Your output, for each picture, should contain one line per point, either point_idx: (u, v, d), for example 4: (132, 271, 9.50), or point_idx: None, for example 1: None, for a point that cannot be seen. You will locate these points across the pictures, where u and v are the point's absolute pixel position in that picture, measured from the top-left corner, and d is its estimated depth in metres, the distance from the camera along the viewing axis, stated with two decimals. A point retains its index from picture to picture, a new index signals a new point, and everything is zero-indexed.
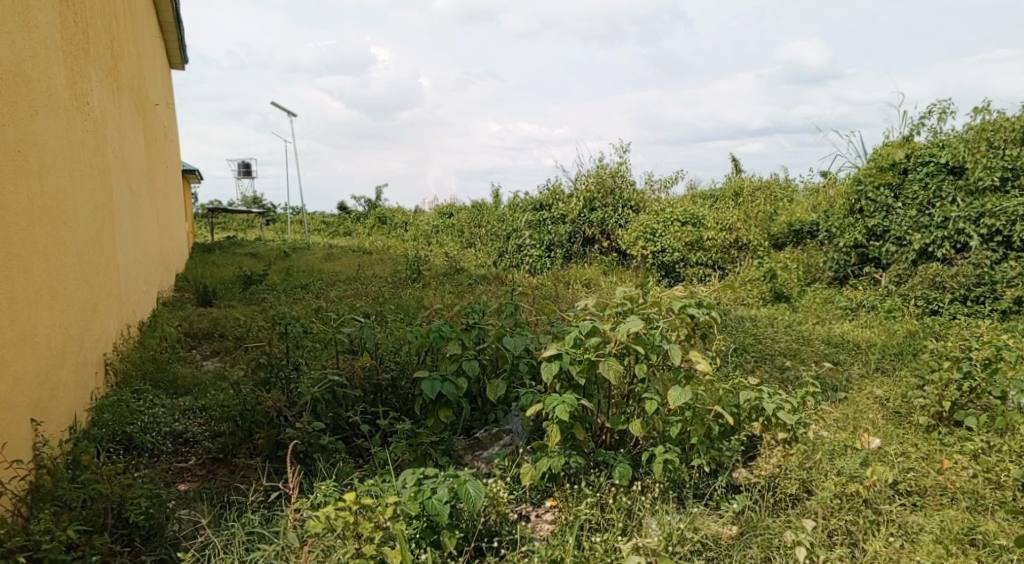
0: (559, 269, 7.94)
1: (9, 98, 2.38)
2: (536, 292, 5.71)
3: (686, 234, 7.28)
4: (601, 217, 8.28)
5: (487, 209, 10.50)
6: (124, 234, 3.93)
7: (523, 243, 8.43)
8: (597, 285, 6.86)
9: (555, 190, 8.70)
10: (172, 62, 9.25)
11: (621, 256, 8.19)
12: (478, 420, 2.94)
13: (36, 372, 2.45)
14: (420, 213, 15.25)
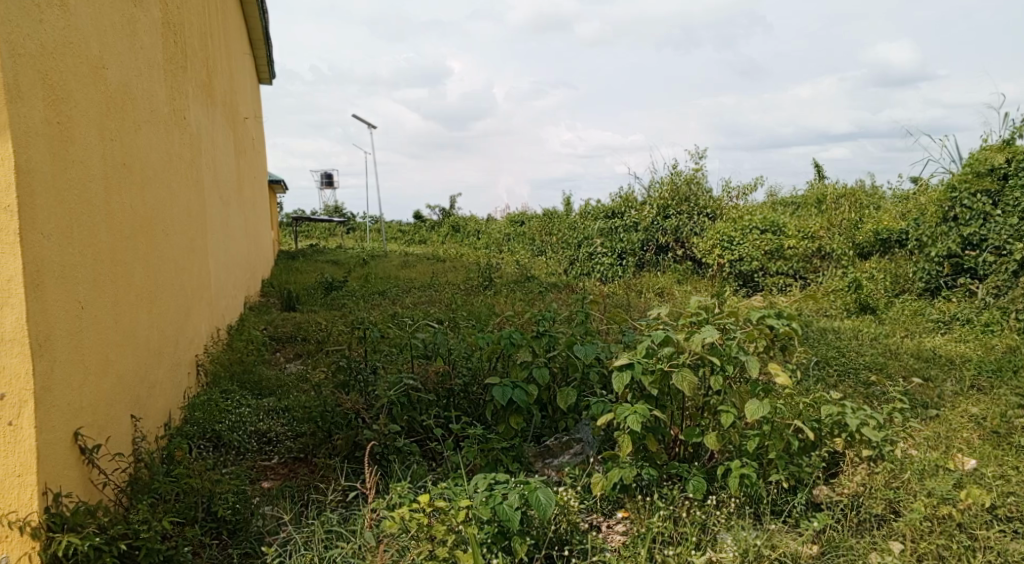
0: (632, 279, 7.88)
1: (116, 115, 2.56)
2: (610, 301, 5.69)
3: (766, 242, 7.08)
4: (676, 224, 8.15)
5: (559, 217, 10.54)
6: (215, 241, 4.15)
7: (595, 251, 8.41)
8: (670, 294, 6.77)
9: (628, 198, 8.64)
10: (262, 77, 9.76)
11: (696, 265, 8.07)
12: (548, 427, 2.93)
13: (136, 371, 2.61)
14: (492, 221, 15.46)
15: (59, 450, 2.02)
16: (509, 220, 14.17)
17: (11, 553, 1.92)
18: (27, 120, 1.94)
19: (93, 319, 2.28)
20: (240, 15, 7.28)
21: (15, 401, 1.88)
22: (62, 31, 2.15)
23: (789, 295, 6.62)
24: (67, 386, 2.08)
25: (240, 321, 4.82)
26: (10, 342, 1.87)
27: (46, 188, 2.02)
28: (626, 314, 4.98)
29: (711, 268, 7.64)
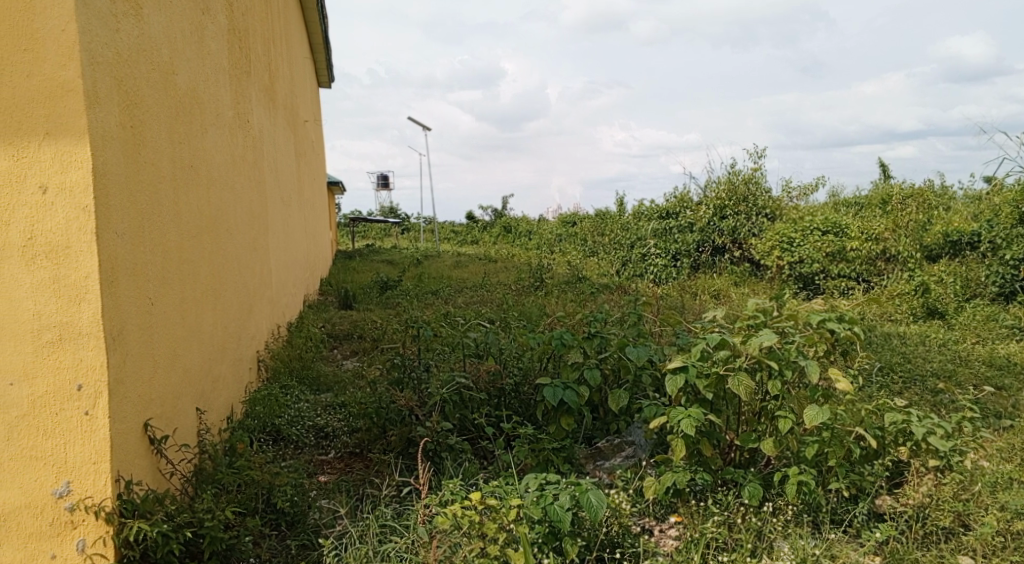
0: (687, 280, 7.78)
1: (185, 119, 2.66)
2: (665, 302, 5.63)
3: (828, 244, 6.90)
4: (733, 225, 7.99)
5: (611, 217, 10.48)
6: (276, 240, 4.28)
7: (648, 251, 8.33)
8: (727, 296, 6.65)
9: (683, 198, 8.54)
10: (321, 81, 10.02)
11: (754, 267, 7.93)
12: (599, 429, 2.91)
13: (201, 365, 2.72)
14: (542, 222, 15.48)
15: (130, 440, 2.11)
16: (560, 220, 14.15)
17: (87, 535, 2.01)
18: (103, 124, 2.03)
19: (162, 314, 2.37)
20: (300, 20, 7.48)
21: (90, 391, 1.98)
22: (136, 39, 2.26)
23: (851, 299, 6.43)
24: (137, 379, 2.18)
25: (300, 318, 4.95)
26: (86, 336, 1.97)
27: (120, 189, 2.11)
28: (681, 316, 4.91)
29: (770, 270, 7.48)
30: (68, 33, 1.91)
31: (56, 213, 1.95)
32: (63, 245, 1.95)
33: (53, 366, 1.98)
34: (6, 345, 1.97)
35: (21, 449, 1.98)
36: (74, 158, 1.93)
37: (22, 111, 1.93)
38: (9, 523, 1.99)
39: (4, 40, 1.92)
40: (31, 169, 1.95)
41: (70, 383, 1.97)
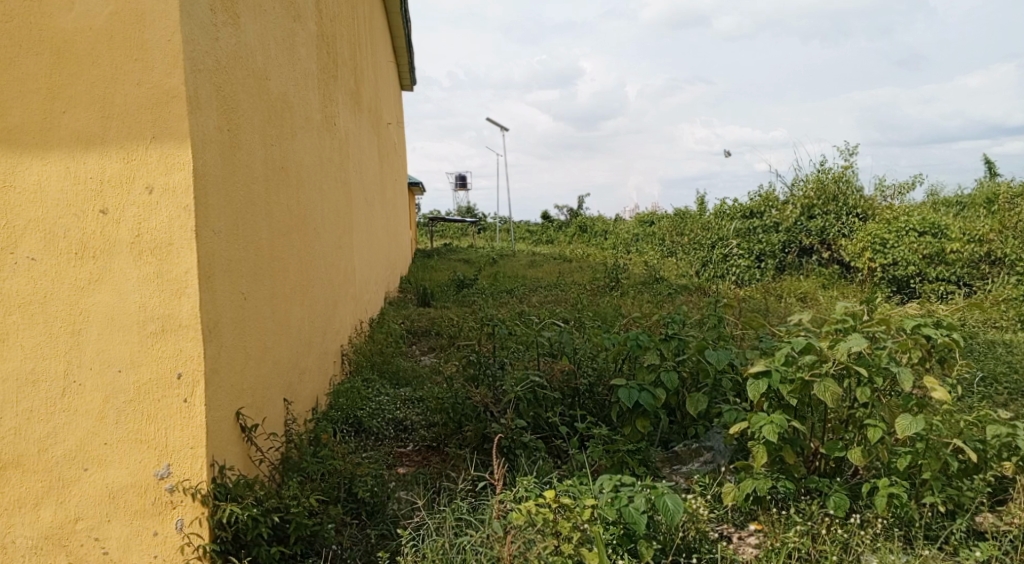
0: (771, 282, 7.56)
1: (277, 122, 2.79)
2: (749, 305, 5.49)
3: (925, 245, 6.54)
4: (821, 226, 7.76)
5: (691, 216, 10.32)
6: (360, 239, 4.43)
7: (730, 252, 8.16)
8: (813, 299, 6.42)
9: (768, 197, 8.32)
10: (404, 83, 10.31)
11: (843, 269, 7.63)
12: (676, 433, 2.88)
13: (288, 358, 2.84)
14: (617, 222, 15.38)
15: (224, 427, 2.23)
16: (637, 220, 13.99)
17: (185, 515, 2.13)
18: (203, 128, 2.15)
19: (253, 309, 2.50)
20: (386, 24, 7.73)
21: (189, 379, 2.10)
22: (234, 46, 2.38)
23: (949, 303, 6.09)
24: (230, 370, 2.29)
25: (380, 314, 5.10)
26: (186, 328, 2.09)
27: (217, 190, 2.24)
28: (766, 320, 4.77)
29: (861, 273, 7.18)
30: (174, 43, 2.03)
31: (161, 212, 2.07)
32: (166, 242, 2.08)
33: (155, 356, 2.10)
34: (115, 335, 2.09)
35: (128, 432, 2.11)
36: (177, 160, 2.06)
37: (131, 117, 2.05)
38: (116, 501, 2.12)
39: (116, 50, 2.04)
40: (139, 171, 2.06)
41: (171, 371, 2.10)
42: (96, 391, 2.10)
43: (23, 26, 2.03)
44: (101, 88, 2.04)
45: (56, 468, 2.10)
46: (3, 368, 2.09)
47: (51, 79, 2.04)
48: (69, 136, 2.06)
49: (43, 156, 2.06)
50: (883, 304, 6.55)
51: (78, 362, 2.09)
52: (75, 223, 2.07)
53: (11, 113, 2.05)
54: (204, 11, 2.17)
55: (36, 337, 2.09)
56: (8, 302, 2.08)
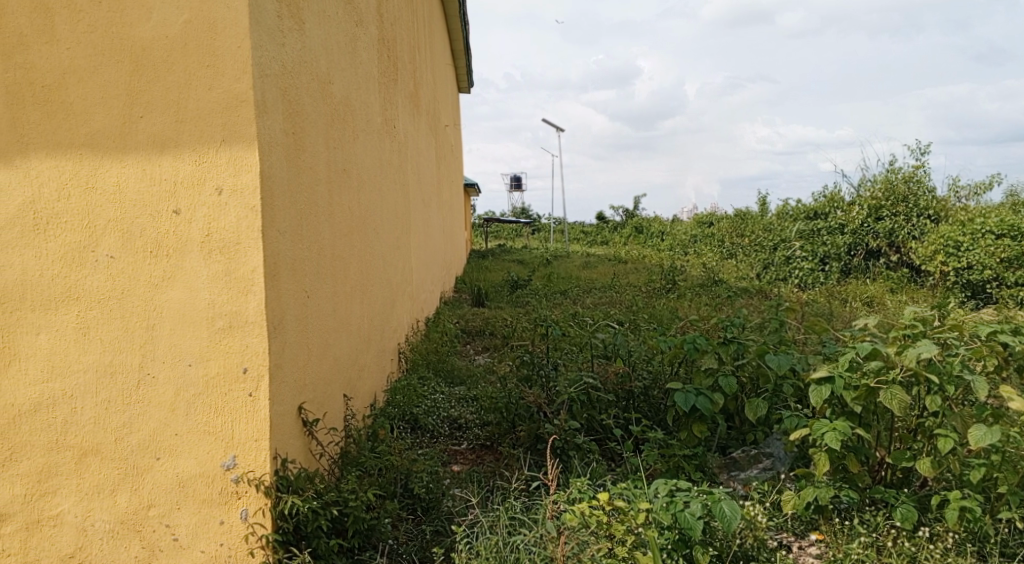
0: (835, 286, 7.33)
1: (339, 125, 2.86)
2: (816, 309, 5.34)
3: (1004, 248, 6.16)
4: (890, 227, 7.51)
5: (753, 218, 10.14)
6: (417, 239, 4.50)
7: (794, 255, 8.01)
8: (882, 303, 6.20)
9: (833, 198, 8.16)
10: (461, 86, 10.45)
11: (914, 273, 7.37)
12: (734, 439, 2.81)
13: (348, 355, 2.91)
14: (675, 224, 15.21)
15: (286, 421, 2.30)
16: (692, 221, 13.77)
17: (249, 505, 2.20)
18: (270, 131, 2.23)
19: (315, 307, 2.57)
20: (445, 28, 7.85)
21: (254, 374, 2.17)
22: (299, 52, 2.46)
23: None
24: (294, 365, 2.37)
25: (436, 314, 5.17)
26: (252, 324, 2.17)
27: (283, 191, 2.31)
28: (830, 325, 4.64)
29: (933, 277, 6.91)
30: (243, 49, 2.11)
31: (230, 212, 2.15)
32: (234, 241, 2.16)
33: (222, 351, 2.18)
34: (186, 330, 2.18)
35: (197, 424, 2.20)
36: (245, 162, 2.13)
37: (203, 121, 2.13)
38: (185, 489, 2.20)
39: (190, 58, 2.12)
40: (210, 173, 2.15)
41: (237, 366, 2.18)
42: (168, 383, 2.19)
43: (105, 36, 2.12)
44: (175, 94, 2.13)
45: (131, 456, 2.20)
46: (84, 361, 2.19)
47: (129, 85, 2.13)
48: (145, 140, 2.15)
49: (121, 159, 2.16)
50: (957, 310, 6.28)
51: (152, 356, 2.18)
52: (150, 223, 2.17)
53: (93, 118, 2.15)
54: (272, 18, 2.24)
55: (113, 331, 2.18)
56: (89, 298, 2.18)
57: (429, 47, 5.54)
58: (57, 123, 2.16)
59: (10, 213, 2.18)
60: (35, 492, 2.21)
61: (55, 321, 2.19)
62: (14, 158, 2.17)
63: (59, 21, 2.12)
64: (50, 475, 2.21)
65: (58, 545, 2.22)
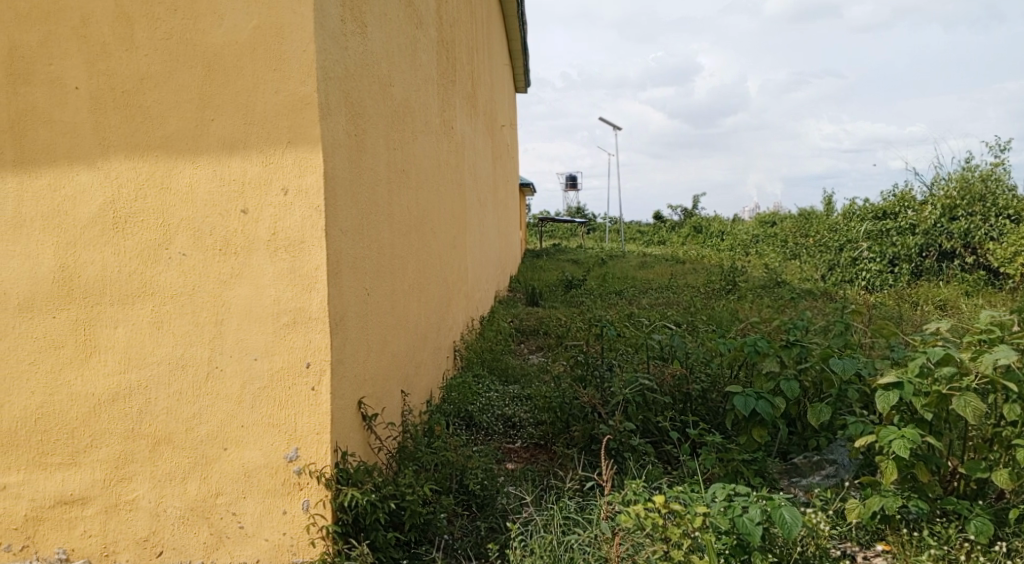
0: (904, 288, 7.06)
1: (399, 127, 2.92)
2: (887, 312, 5.17)
3: None
4: (965, 227, 7.19)
5: (817, 218, 9.87)
6: (473, 239, 4.55)
7: (860, 255, 7.74)
8: (956, 307, 5.94)
9: (903, 197, 7.81)
10: (517, 86, 10.49)
11: (991, 275, 7.06)
12: (796, 444, 2.73)
13: (405, 352, 2.97)
14: (735, 223, 14.95)
15: (347, 414, 2.36)
16: (756, 221, 13.49)
17: (310, 496, 2.27)
18: (333, 133, 2.29)
19: (375, 305, 2.63)
20: (502, 28, 7.90)
21: (317, 368, 2.24)
22: (362, 55, 2.52)
23: None
24: (354, 361, 2.43)
25: (490, 312, 5.21)
26: (315, 320, 2.23)
27: (345, 191, 2.37)
28: (902, 329, 4.46)
29: (1013, 279, 6.59)
30: (308, 53, 2.17)
31: (295, 212, 2.22)
32: (299, 240, 2.22)
33: (287, 346, 2.25)
34: (252, 325, 2.26)
35: (262, 416, 2.27)
36: (310, 164, 2.20)
37: (271, 123, 2.21)
38: (251, 479, 2.28)
39: (258, 62, 2.19)
40: (277, 174, 2.22)
41: (300, 361, 2.24)
42: (235, 376, 2.27)
43: (180, 42, 2.21)
44: (244, 98, 2.21)
45: (201, 446, 2.29)
46: (158, 354, 2.28)
47: (202, 90, 2.22)
48: (217, 142, 2.23)
49: (193, 161, 2.24)
50: None
51: (220, 349, 2.27)
52: (220, 222, 2.25)
53: (168, 122, 2.24)
54: (336, 22, 2.30)
55: (185, 326, 2.27)
56: (163, 294, 2.27)
57: (486, 48, 5.58)
58: (135, 126, 2.25)
59: (91, 212, 2.28)
60: (112, 478, 2.31)
61: (131, 315, 2.28)
62: (96, 160, 2.27)
63: (138, 29, 2.22)
64: (126, 462, 2.31)
65: (133, 529, 2.32)
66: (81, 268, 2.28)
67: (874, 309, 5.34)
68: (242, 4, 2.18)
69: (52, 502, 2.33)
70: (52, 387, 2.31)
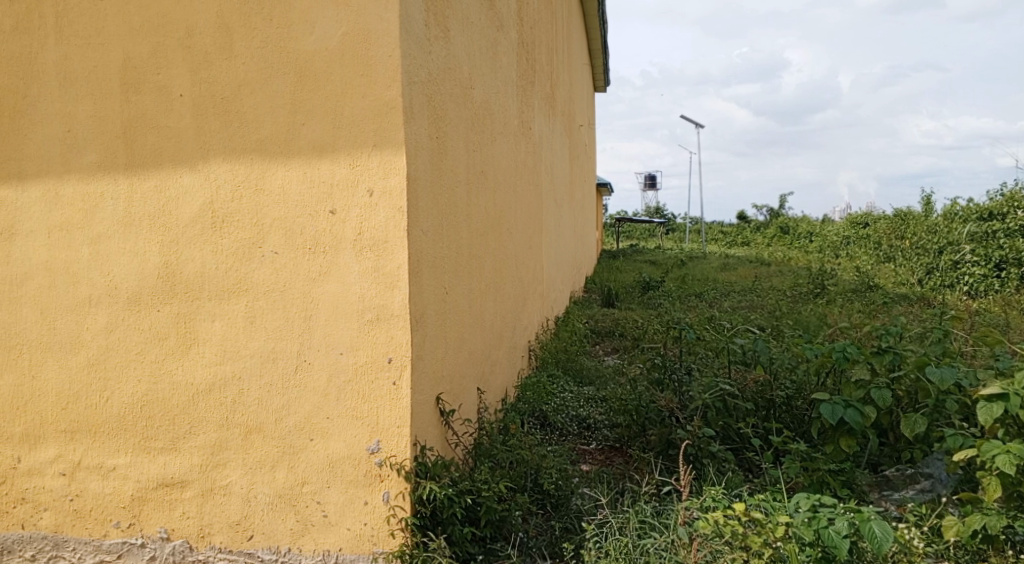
0: (1013, 295, 6.58)
1: (479, 128, 2.96)
2: (998, 320, 4.83)
3: None
4: None
5: (915, 219, 9.38)
6: (549, 240, 4.56)
7: (962, 257, 7.34)
8: None
9: (1013, 197, 7.39)
10: (596, 86, 10.49)
11: None
12: (888, 456, 2.62)
13: (481, 350, 3.01)
14: (824, 224, 14.40)
15: (426, 409, 2.42)
16: (848, 222, 12.91)
17: (390, 488, 2.33)
18: (416, 135, 2.34)
19: (453, 303, 2.68)
20: (583, 28, 7.93)
21: (398, 363, 2.30)
22: (444, 59, 2.57)
23: None
24: (433, 358, 2.48)
25: (566, 313, 5.22)
26: (398, 317, 2.29)
27: (426, 192, 2.42)
28: (1011, 338, 4.18)
29: None
30: (393, 58, 2.23)
31: (379, 212, 2.29)
32: (382, 240, 2.29)
33: (371, 341, 2.32)
34: (338, 321, 2.34)
35: (346, 409, 2.35)
36: (394, 165, 2.26)
37: (358, 127, 2.28)
38: (335, 469, 2.37)
39: (346, 68, 2.27)
40: (362, 176, 2.29)
41: (383, 356, 2.31)
42: (322, 369, 2.36)
43: (274, 51, 2.31)
44: (333, 102, 2.29)
45: (289, 436, 2.39)
46: (251, 347, 2.40)
47: (294, 95, 2.32)
48: (307, 145, 2.33)
49: (286, 164, 2.34)
50: None
51: (309, 344, 2.36)
52: (309, 222, 2.34)
53: (262, 126, 2.35)
54: (420, 27, 2.36)
55: (276, 320, 2.38)
56: (256, 290, 2.39)
57: (565, 48, 5.59)
58: (232, 130, 2.37)
59: (193, 212, 2.42)
60: (209, 463, 2.45)
61: (228, 309, 2.41)
62: (198, 163, 2.40)
63: (237, 39, 2.33)
64: (221, 448, 2.44)
65: (227, 512, 2.45)
66: (184, 265, 2.43)
67: (981, 316, 5.01)
68: (333, 12, 2.27)
69: (155, 484, 2.48)
70: (156, 376, 2.47)
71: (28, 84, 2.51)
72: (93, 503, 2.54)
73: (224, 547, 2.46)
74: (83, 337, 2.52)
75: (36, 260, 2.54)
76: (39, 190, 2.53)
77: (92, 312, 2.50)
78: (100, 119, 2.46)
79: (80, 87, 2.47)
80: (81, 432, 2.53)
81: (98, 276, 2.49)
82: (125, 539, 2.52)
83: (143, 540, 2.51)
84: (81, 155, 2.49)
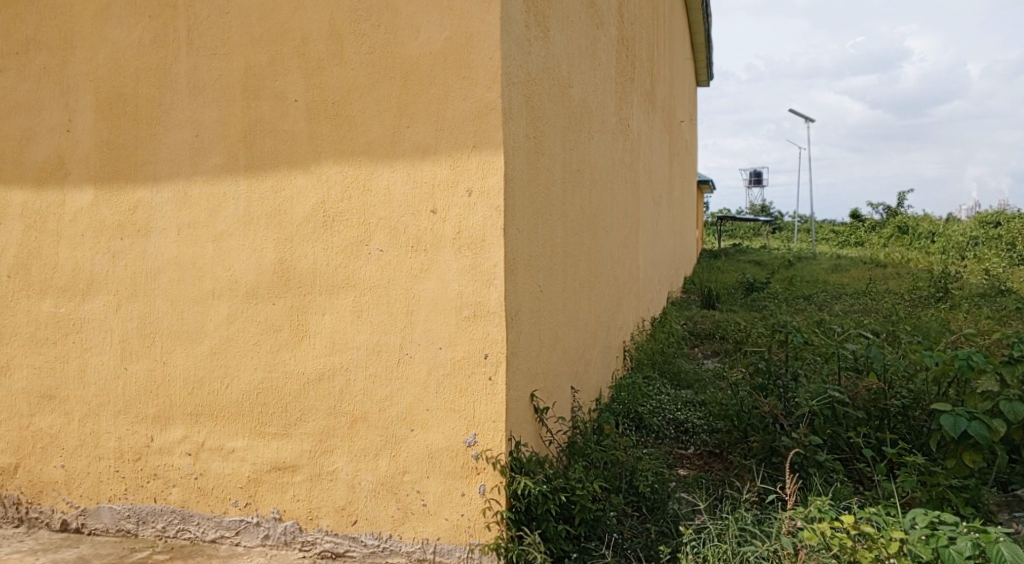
0: None
1: (576, 126, 2.96)
2: None
3: None
4: None
5: None
6: (647, 239, 4.49)
7: None
8: None
9: None
10: (698, 82, 10.25)
11: None
12: (1020, 474, 2.47)
13: (576, 349, 3.01)
14: (947, 223, 13.48)
15: (521, 405, 2.45)
16: (975, 221, 11.94)
17: (486, 481, 2.37)
18: (514, 135, 2.37)
19: (549, 302, 2.70)
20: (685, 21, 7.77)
21: (494, 359, 2.34)
22: (543, 58, 2.58)
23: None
24: (528, 355, 2.51)
25: (662, 314, 5.14)
26: (494, 314, 2.33)
27: (523, 191, 2.45)
28: None
29: None
30: (494, 59, 2.27)
31: (477, 211, 2.33)
32: (480, 238, 2.33)
33: (468, 337, 2.37)
34: (438, 317, 2.41)
35: (445, 402, 2.41)
36: (492, 165, 2.30)
37: (458, 128, 2.33)
38: (434, 460, 2.43)
39: (448, 70, 2.33)
40: (462, 176, 2.34)
41: (479, 352, 2.35)
42: (423, 363, 2.43)
43: (381, 55, 2.40)
44: (436, 105, 2.35)
45: (392, 426, 2.48)
46: (357, 340, 2.51)
47: (400, 98, 2.39)
48: (410, 147, 2.40)
49: (391, 164, 2.43)
50: None
51: (410, 338, 2.44)
52: (412, 221, 2.42)
53: (370, 129, 2.45)
54: (520, 28, 2.39)
55: (381, 315, 2.47)
56: (363, 285, 2.49)
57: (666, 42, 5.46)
58: (341, 133, 2.48)
59: (306, 210, 2.55)
60: (317, 450, 2.58)
61: (337, 304, 2.52)
62: (311, 164, 2.53)
63: (347, 46, 2.44)
64: (329, 436, 2.56)
65: (333, 497, 2.57)
66: (297, 261, 2.57)
67: None
68: (436, 16, 2.33)
69: (269, 467, 2.64)
70: (271, 365, 2.62)
71: (161, 93, 2.72)
72: (215, 482, 2.72)
73: (331, 530, 2.58)
74: (207, 327, 2.71)
75: (166, 255, 2.75)
76: (170, 191, 2.73)
77: (215, 305, 2.69)
78: (224, 124, 2.63)
79: (207, 95, 2.65)
80: (204, 416, 2.73)
81: (221, 271, 2.68)
82: (242, 517, 2.70)
83: (258, 519, 2.67)
84: (207, 158, 2.67)
